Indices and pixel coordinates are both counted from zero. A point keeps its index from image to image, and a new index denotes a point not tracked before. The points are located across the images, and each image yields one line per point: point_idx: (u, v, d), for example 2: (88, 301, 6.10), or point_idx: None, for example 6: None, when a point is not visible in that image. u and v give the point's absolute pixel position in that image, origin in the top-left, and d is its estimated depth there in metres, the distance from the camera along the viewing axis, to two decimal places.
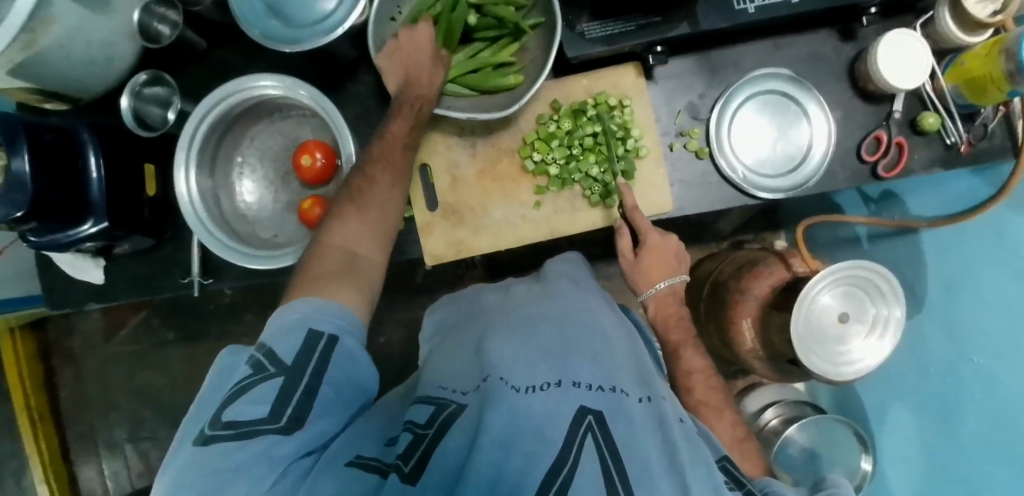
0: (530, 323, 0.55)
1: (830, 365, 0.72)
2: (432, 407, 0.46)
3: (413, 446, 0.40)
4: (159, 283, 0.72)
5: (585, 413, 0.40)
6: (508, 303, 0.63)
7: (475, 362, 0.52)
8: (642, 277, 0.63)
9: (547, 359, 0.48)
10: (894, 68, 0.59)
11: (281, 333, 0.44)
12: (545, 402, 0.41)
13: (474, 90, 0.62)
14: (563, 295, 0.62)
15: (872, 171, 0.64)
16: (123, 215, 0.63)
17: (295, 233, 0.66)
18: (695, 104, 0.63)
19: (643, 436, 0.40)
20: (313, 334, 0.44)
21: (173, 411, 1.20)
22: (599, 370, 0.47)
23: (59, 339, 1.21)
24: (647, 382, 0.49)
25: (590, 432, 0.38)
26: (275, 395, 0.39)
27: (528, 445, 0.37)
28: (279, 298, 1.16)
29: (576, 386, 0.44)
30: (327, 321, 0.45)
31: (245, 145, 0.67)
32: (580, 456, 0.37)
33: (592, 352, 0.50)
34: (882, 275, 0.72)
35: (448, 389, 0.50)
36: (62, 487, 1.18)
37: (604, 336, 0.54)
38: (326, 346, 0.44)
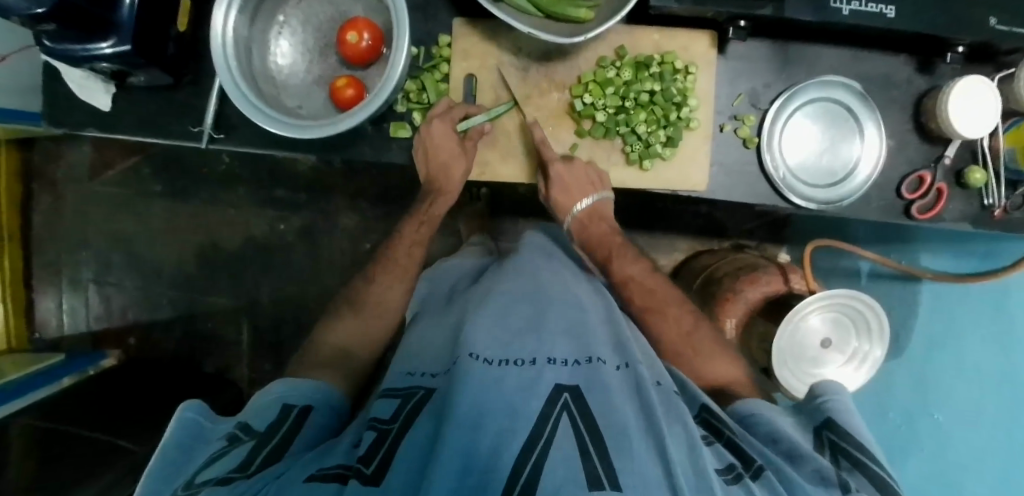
0: (509, 297, 0.56)
1: (800, 382, 0.74)
2: (397, 402, 0.46)
3: (376, 444, 0.40)
4: (167, 126, 0.68)
5: (562, 391, 0.42)
6: (485, 281, 0.64)
7: (448, 345, 0.54)
8: (557, 205, 0.64)
9: (522, 333, 0.49)
10: (964, 113, 0.57)
11: (255, 409, 0.49)
12: (519, 380, 0.43)
13: (539, 9, 0.55)
14: (545, 272, 0.62)
15: (906, 208, 0.63)
16: (147, 44, 0.57)
17: (321, 109, 0.63)
18: (758, 91, 0.61)
19: (619, 403, 0.42)
20: (287, 407, 0.50)
21: (145, 264, 1.18)
22: (573, 344, 0.49)
23: (43, 162, 1.17)
24: (624, 349, 0.51)
25: (565, 411, 0.40)
26: (247, 453, 0.42)
27: (502, 420, 0.38)
28: (274, 178, 1.13)
29: (551, 362, 0.45)
30: (301, 396, 0.52)
31: (290, 6, 0.62)
32: (556, 430, 0.38)
33: (564, 327, 0.51)
34: (874, 311, 0.73)
35: (417, 375, 0.51)
36: (18, 309, 1.17)
37: (582, 312, 0.55)
38: (297, 416, 0.49)
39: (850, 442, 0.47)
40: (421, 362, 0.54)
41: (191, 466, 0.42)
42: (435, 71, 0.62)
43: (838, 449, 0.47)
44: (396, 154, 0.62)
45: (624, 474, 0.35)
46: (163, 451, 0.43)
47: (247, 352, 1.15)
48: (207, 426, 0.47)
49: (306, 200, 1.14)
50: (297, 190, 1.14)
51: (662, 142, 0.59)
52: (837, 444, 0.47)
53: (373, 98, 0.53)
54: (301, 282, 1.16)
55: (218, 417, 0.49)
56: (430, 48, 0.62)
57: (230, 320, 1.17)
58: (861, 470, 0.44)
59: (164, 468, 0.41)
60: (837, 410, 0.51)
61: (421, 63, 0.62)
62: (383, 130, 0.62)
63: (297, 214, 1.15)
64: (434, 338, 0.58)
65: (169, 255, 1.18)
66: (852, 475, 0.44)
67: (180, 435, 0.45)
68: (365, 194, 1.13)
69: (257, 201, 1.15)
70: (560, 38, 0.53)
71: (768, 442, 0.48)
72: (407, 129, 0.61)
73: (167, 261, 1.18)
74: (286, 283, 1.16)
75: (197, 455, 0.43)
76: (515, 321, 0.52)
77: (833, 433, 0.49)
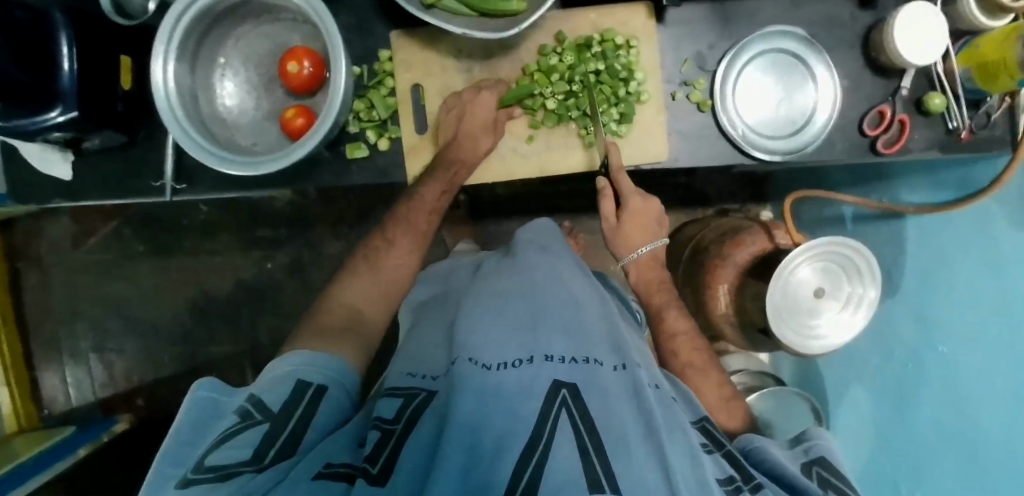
0: (503, 295, 0.54)
1: (799, 336, 0.73)
2: (400, 401, 0.46)
3: (381, 445, 0.39)
4: (129, 185, 0.68)
5: (561, 387, 0.41)
6: (479, 281, 0.62)
7: (446, 347, 0.52)
8: (622, 241, 0.66)
9: (518, 332, 0.48)
10: (912, 44, 0.56)
11: (273, 383, 0.48)
12: (517, 380, 0.42)
13: (472, 9, 0.55)
14: (534, 263, 0.60)
15: (871, 145, 0.63)
16: (93, 107, 0.57)
17: (276, 142, 0.63)
18: (704, 54, 0.61)
19: (617, 408, 0.42)
20: (302, 384, 0.48)
21: (141, 325, 1.18)
22: (572, 342, 0.47)
23: (24, 241, 1.17)
24: (621, 350, 0.50)
25: (564, 407, 0.40)
26: (262, 439, 0.41)
27: (501, 420, 0.38)
28: (253, 219, 1.13)
29: (548, 359, 0.44)
30: (316, 374, 0.50)
31: (229, 46, 0.62)
32: (556, 430, 0.37)
33: (562, 323, 0.49)
34: (860, 254, 0.72)
35: (418, 377, 0.50)
36: (24, 390, 1.17)
37: (576, 304, 0.54)
38: (314, 394, 0.48)
39: (844, 482, 0.45)
40: (420, 363, 0.53)
41: (204, 447, 0.41)
42: (381, 87, 0.62)
43: (830, 486, 0.45)
44: (357, 175, 0.62)
45: (623, 478, 0.35)
46: (179, 428, 0.42)
47: None
48: (224, 401, 0.46)
49: (289, 236, 1.14)
50: (278, 227, 1.14)
51: (617, 119, 0.59)
52: (829, 481, 0.46)
53: (318, 126, 0.54)
54: (298, 317, 1.16)
55: (236, 390, 0.48)
56: (373, 65, 0.62)
57: (234, 366, 1.16)
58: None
59: (178, 447, 0.40)
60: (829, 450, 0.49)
61: (366, 80, 0.62)
62: (340, 154, 0.62)
63: (282, 251, 1.15)
64: (430, 341, 0.56)
65: (163, 312, 1.18)
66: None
67: (197, 412, 0.44)
68: (346, 220, 1.13)
69: (241, 244, 1.15)
70: (494, 34, 0.53)
71: (766, 476, 0.46)
72: (364, 148, 0.61)
73: (162, 317, 1.18)
74: (283, 321, 1.16)
75: (210, 434, 0.42)
76: (512, 319, 0.50)
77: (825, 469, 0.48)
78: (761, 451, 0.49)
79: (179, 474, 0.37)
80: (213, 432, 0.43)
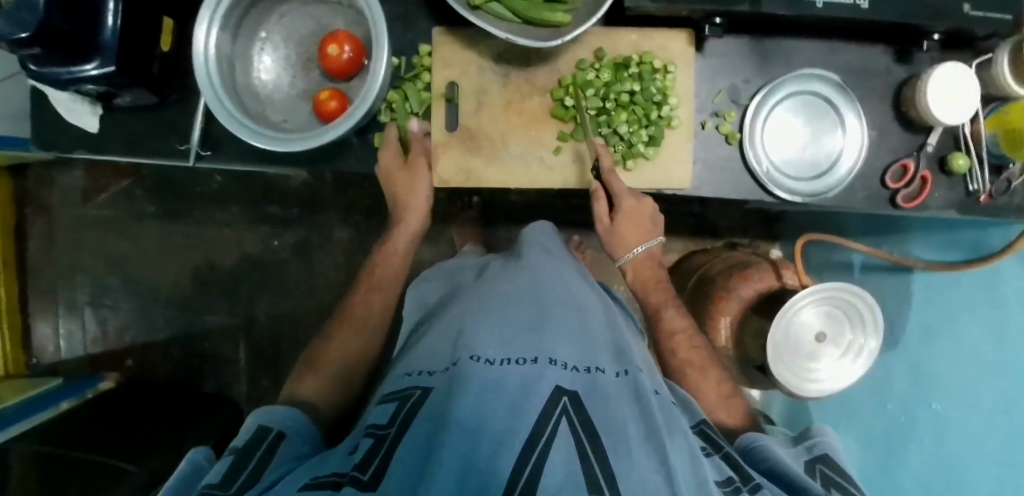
0: (508, 299, 0.54)
1: (796, 379, 0.74)
2: (394, 405, 0.45)
3: (372, 453, 0.39)
4: (154, 145, 0.68)
5: (561, 394, 0.41)
6: (483, 282, 0.62)
7: (447, 343, 0.52)
8: (618, 241, 0.64)
9: (523, 333, 0.48)
10: (944, 101, 0.57)
11: (238, 435, 0.49)
12: (520, 378, 0.42)
13: (517, 15, 0.56)
14: (541, 269, 0.61)
15: (891, 198, 0.64)
16: (130, 65, 0.57)
17: (305, 122, 0.64)
18: (738, 87, 0.62)
19: (619, 409, 0.41)
20: (265, 428, 0.49)
21: (140, 286, 1.18)
22: (576, 349, 0.48)
23: (36, 189, 1.17)
24: (624, 356, 0.50)
25: (565, 415, 0.39)
26: (229, 470, 0.42)
27: (502, 418, 0.37)
28: (266, 195, 1.14)
29: (552, 363, 0.44)
30: (278, 419, 0.51)
31: (272, 21, 0.63)
32: (557, 431, 0.37)
33: (567, 329, 0.50)
34: (864, 299, 0.72)
35: (417, 375, 0.50)
36: (14, 336, 1.17)
37: (582, 311, 0.54)
38: (278, 435, 0.49)
39: (846, 479, 0.47)
40: (420, 362, 0.53)
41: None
42: (416, 81, 0.63)
43: (831, 483, 0.47)
44: (382, 164, 0.63)
45: (623, 480, 0.35)
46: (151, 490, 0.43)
47: (246, 369, 1.15)
48: (199, 462, 0.46)
49: (299, 216, 1.14)
50: (290, 206, 1.14)
51: (645, 141, 0.60)
52: (830, 478, 0.47)
53: (353, 111, 0.54)
54: (298, 298, 1.15)
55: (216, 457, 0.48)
56: (411, 59, 0.63)
57: (228, 338, 1.16)
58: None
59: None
60: (832, 449, 0.51)
61: (402, 73, 0.63)
62: (368, 141, 0.62)
63: (290, 230, 1.15)
64: (432, 338, 0.56)
65: (164, 276, 1.18)
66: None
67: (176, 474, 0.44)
68: (358, 207, 1.13)
69: (251, 218, 1.15)
70: (536, 42, 0.53)
71: (766, 474, 0.47)
72: (392, 139, 0.61)
73: (162, 281, 1.18)
74: (282, 299, 1.16)
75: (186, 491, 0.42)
76: (516, 320, 0.50)
77: (827, 467, 0.49)
78: (762, 448, 0.49)
79: None
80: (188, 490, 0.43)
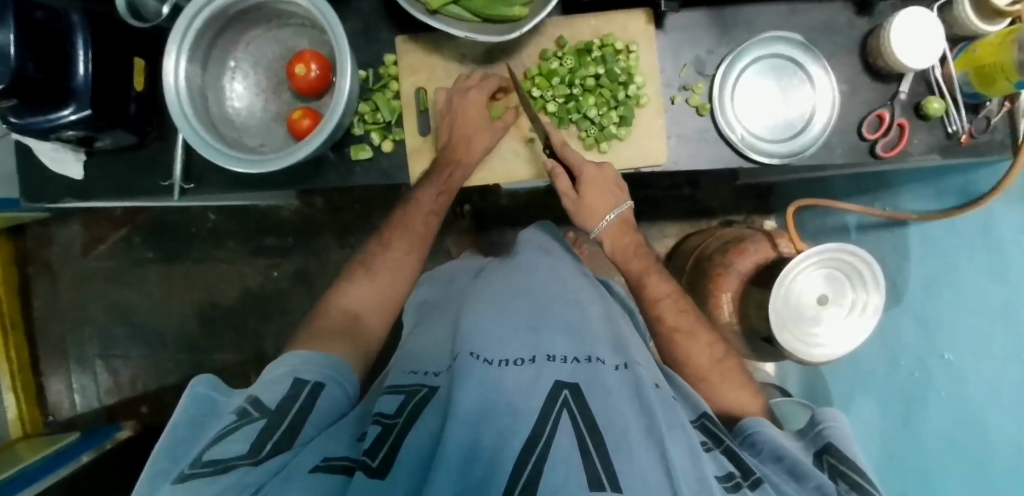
0: (505, 296, 0.54)
1: (802, 344, 0.73)
2: (401, 397, 0.45)
3: (380, 439, 0.38)
4: (138, 185, 0.69)
5: (562, 388, 0.41)
6: (480, 281, 0.63)
7: (447, 344, 0.52)
8: (585, 213, 0.62)
9: (521, 331, 0.48)
10: (908, 46, 0.57)
11: (269, 382, 0.48)
12: (519, 378, 0.42)
13: (474, 15, 0.57)
14: (536, 266, 0.61)
15: (871, 149, 0.63)
16: (105, 107, 0.58)
17: (282, 143, 0.65)
18: (703, 59, 0.62)
19: (618, 403, 0.41)
20: (299, 382, 0.48)
21: (148, 331, 1.19)
22: (574, 341, 0.48)
23: (38, 248, 1.19)
24: (623, 351, 0.50)
25: (566, 409, 0.39)
26: (257, 437, 0.41)
27: (502, 419, 0.37)
28: (261, 227, 1.15)
29: (550, 360, 0.45)
30: (313, 370, 0.50)
31: (239, 49, 0.64)
32: (557, 428, 0.37)
33: (564, 324, 0.50)
34: (847, 251, 0.71)
35: (419, 373, 0.50)
36: (29, 396, 1.18)
37: (579, 305, 0.55)
38: (311, 391, 0.48)
39: (851, 467, 0.46)
40: (421, 361, 0.52)
41: (200, 444, 0.41)
42: (386, 90, 0.64)
43: (836, 473, 0.46)
44: (361, 176, 0.63)
45: (623, 476, 0.34)
46: (178, 422, 0.43)
47: None
48: (222, 402, 0.46)
49: (297, 244, 1.15)
50: (286, 235, 1.15)
51: (616, 122, 0.60)
52: (836, 468, 0.46)
53: (324, 125, 0.55)
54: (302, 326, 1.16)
55: (234, 393, 0.48)
56: (378, 69, 0.63)
57: (239, 374, 1.16)
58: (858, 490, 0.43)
59: (173, 444, 0.41)
60: (841, 435, 0.49)
61: (371, 84, 0.64)
62: (345, 155, 0.63)
63: (290, 259, 1.15)
64: (431, 339, 0.56)
65: (170, 319, 1.19)
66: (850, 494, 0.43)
67: (194, 411, 0.44)
68: (353, 229, 1.13)
69: (249, 252, 1.16)
70: (495, 38, 0.54)
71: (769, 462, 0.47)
72: (368, 150, 0.62)
73: (168, 324, 1.19)
74: (288, 329, 1.16)
75: (208, 431, 0.43)
76: (515, 319, 0.50)
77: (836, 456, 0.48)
78: (760, 433, 0.50)
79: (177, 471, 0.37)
80: (211, 430, 0.43)
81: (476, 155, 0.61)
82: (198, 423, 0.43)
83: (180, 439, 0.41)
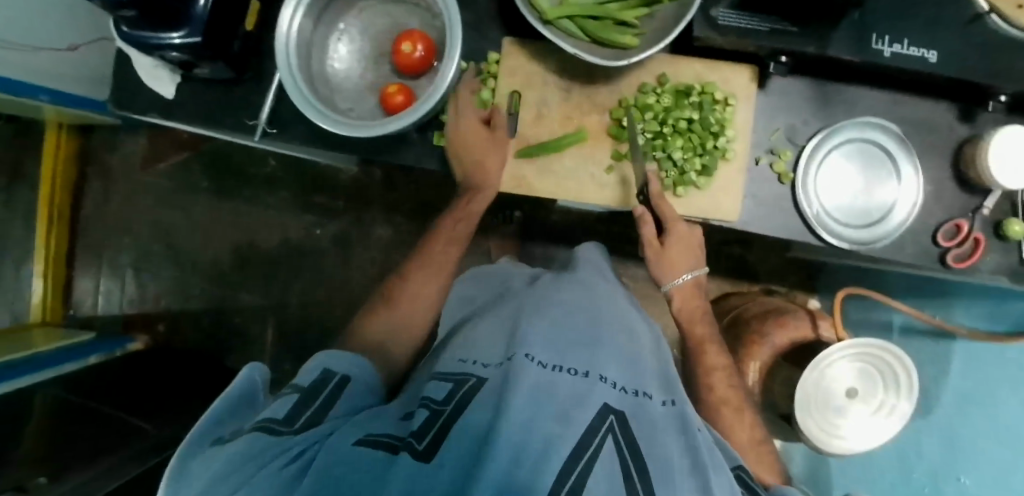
0: (565, 306, 0.54)
1: (823, 433, 0.71)
2: (450, 385, 0.45)
3: (429, 424, 0.38)
4: (223, 118, 0.71)
5: (609, 412, 0.40)
6: (538, 286, 0.62)
7: (505, 340, 0.50)
8: (664, 267, 0.62)
9: (576, 345, 0.47)
10: (1007, 165, 0.56)
11: (301, 372, 0.49)
12: (572, 387, 0.41)
13: (586, 35, 0.58)
14: (595, 286, 0.61)
15: (940, 256, 0.62)
16: (212, 39, 0.60)
17: (370, 112, 0.66)
18: (796, 128, 0.62)
19: (663, 441, 0.41)
20: (330, 371, 0.50)
21: (181, 254, 1.22)
22: (626, 370, 0.47)
23: (100, 151, 1.23)
24: (672, 389, 0.50)
25: (612, 432, 0.38)
26: (291, 408, 0.42)
27: (553, 422, 0.36)
28: (315, 183, 1.17)
29: (602, 380, 0.44)
30: (342, 364, 0.51)
31: (351, 14, 0.66)
32: (604, 447, 0.36)
33: (619, 349, 0.49)
34: (894, 354, 0.69)
35: (469, 362, 0.49)
36: (57, 287, 1.21)
37: (632, 334, 0.54)
38: (340, 381, 0.49)
39: None
40: (474, 351, 0.52)
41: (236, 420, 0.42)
42: (481, 86, 0.65)
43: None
44: (437, 162, 0.65)
45: None
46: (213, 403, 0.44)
47: (269, 351, 1.17)
48: (257, 391, 0.48)
49: (344, 208, 1.17)
50: (336, 197, 1.17)
51: (698, 170, 0.60)
52: None
53: (420, 104, 0.56)
54: (329, 288, 1.17)
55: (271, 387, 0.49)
56: (478, 65, 0.65)
57: (257, 318, 1.19)
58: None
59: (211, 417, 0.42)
60: None
61: (468, 77, 0.65)
62: (427, 138, 0.65)
63: (333, 221, 1.17)
64: (486, 332, 0.56)
65: (205, 248, 1.21)
66: None
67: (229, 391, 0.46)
68: (400, 207, 1.15)
69: (296, 204, 1.18)
70: (602, 61, 0.55)
71: None
72: (450, 139, 0.63)
73: (203, 252, 1.21)
74: (315, 287, 1.18)
75: (250, 418, 0.43)
76: (572, 330, 0.50)
77: None
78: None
79: (216, 437, 0.39)
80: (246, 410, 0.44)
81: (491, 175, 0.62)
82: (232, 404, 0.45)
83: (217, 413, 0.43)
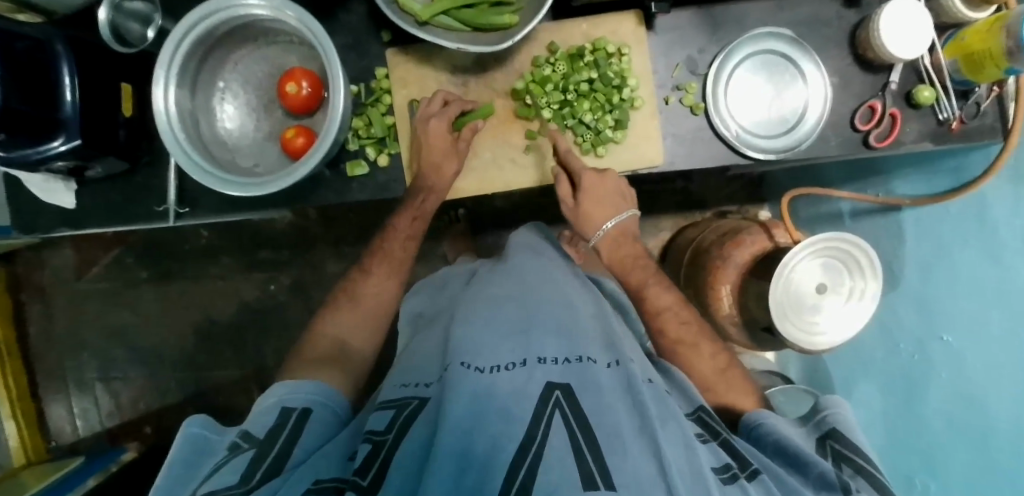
0: (496, 302, 0.55)
1: (804, 334, 0.71)
2: (391, 412, 0.45)
3: (371, 457, 0.39)
4: (133, 211, 0.68)
5: (554, 390, 0.41)
6: (473, 287, 0.63)
7: (440, 353, 0.53)
8: (584, 221, 0.63)
9: (512, 336, 0.49)
10: (900, 36, 0.57)
11: (257, 415, 0.49)
12: (511, 382, 0.42)
13: (466, 25, 0.56)
14: (524, 271, 0.62)
15: (864, 140, 0.64)
16: (95, 136, 0.57)
17: (276, 163, 0.64)
18: (695, 58, 0.62)
19: (610, 401, 0.41)
20: (285, 411, 0.49)
21: (146, 351, 1.18)
22: (564, 343, 0.48)
23: (29, 274, 1.17)
24: (614, 349, 0.50)
25: (558, 409, 0.39)
26: (246, 467, 0.40)
27: (497, 422, 0.37)
28: (255, 241, 1.14)
29: (541, 362, 0.45)
30: (300, 398, 0.51)
31: (227, 69, 0.63)
32: (550, 428, 0.37)
33: (555, 326, 0.51)
34: (841, 239, 0.70)
35: (411, 386, 0.50)
36: (30, 423, 1.16)
37: (569, 307, 0.55)
38: (298, 418, 0.49)
39: (854, 451, 0.47)
40: (414, 373, 0.53)
41: (195, 482, 0.42)
42: (379, 104, 0.64)
43: (840, 457, 0.47)
44: (358, 192, 0.63)
45: (617, 473, 0.34)
46: (172, 467, 0.44)
47: None
48: (214, 438, 0.47)
49: (292, 256, 1.14)
50: (280, 248, 1.14)
51: (612, 126, 0.61)
52: (840, 452, 0.48)
53: (319, 145, 0.54)
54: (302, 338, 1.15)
55: (224, 427, 0.49)
56: (370, 84, 0.63)
57: (240, 390, 1.16)
58: (863, 473, 0.45)
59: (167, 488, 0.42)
60: (844, 422, 0.50)
61: (364, 98, 0.64)
62: (341, 172, 0.63)
63: (285, 272, 1.15)
64: (426, 347, 0.57)
65: (167, 338, 1.17)
66: (856, 479, 0.45)
67: (184, 451, 0.45)
68: (348, 238, 1.13)
69: (243, 267, 1.15)
70: (488, 48, 0.54)
71: (773, 454, 0.47)
72: (364, 166, 0.62)
73: (166, 342, 1.18)
74: (288, 341, 1.15)
75: (202, 468, 0.44)
76: (504, 324, 0.51)
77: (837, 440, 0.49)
78: (763, 424, 0.50)
79: None
80: (203, 468, 0.44)
81: (448, 177, 0.61)
82: (190, 465, 0.44)
83: (173, 481, 0.42)
